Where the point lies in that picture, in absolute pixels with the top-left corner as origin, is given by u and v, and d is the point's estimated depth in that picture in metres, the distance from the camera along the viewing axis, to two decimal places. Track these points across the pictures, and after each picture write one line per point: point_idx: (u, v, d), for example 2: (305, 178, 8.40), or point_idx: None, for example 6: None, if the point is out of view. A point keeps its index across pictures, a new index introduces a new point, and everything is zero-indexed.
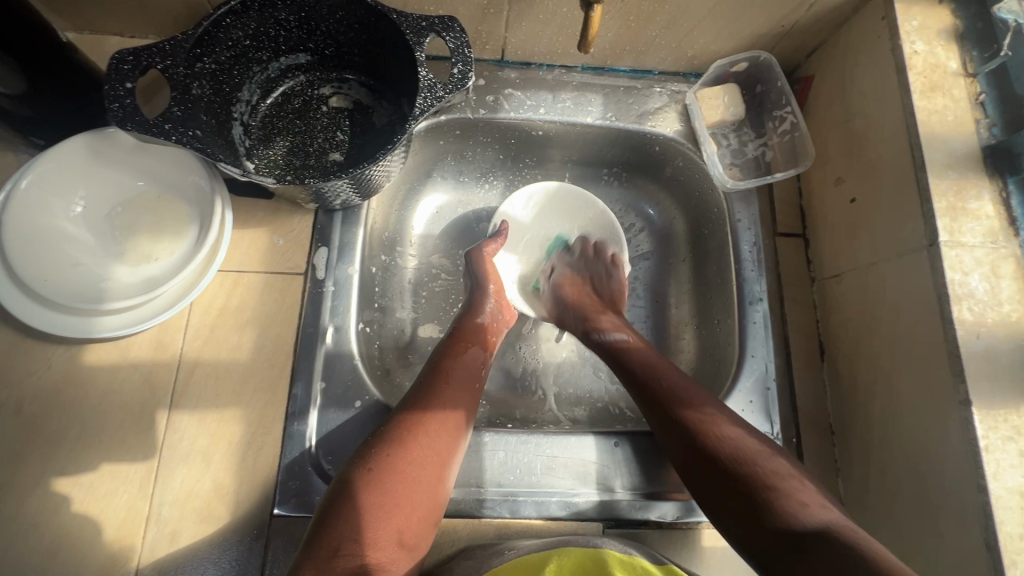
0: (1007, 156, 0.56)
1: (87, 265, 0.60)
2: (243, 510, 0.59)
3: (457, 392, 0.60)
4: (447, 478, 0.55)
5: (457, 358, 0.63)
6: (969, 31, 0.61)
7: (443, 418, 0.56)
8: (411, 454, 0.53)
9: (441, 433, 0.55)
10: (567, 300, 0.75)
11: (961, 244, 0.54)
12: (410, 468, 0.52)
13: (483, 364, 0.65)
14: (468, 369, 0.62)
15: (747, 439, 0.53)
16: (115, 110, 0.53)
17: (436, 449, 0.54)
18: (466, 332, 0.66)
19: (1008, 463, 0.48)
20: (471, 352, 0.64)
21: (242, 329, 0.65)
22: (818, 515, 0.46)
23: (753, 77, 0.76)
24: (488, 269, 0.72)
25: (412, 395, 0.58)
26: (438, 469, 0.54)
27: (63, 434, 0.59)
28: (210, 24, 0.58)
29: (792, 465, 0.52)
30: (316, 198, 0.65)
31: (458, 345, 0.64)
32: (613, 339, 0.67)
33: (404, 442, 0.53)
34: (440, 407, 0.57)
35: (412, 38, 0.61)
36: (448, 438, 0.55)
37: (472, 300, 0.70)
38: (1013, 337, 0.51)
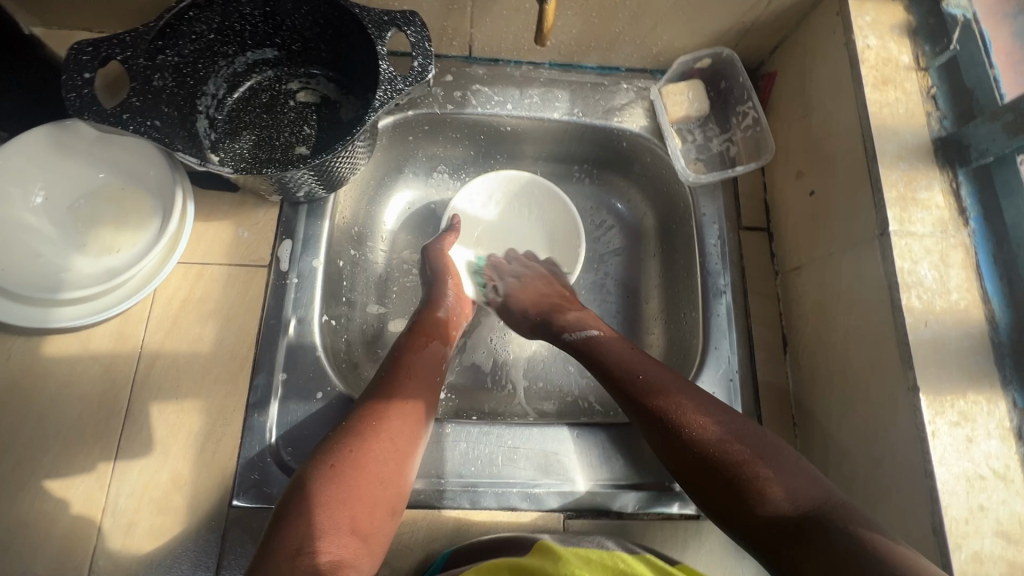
0: (956, 147, 0.57)
1: (47, 256, 0.60)
2: (200, 501, 0.59)
3: (417, 383, 0.60)
4: (408, 469, 0.55)
5: (417, 353, 0.63)
6: (921, 26, 0.62)
7: (405, 409, 0.57)
8: (369, 448, 0.52)
9: (401, 426, 0.56)
10: (522, 301, 0.73)
11: (911, 234, 0.55)
12: (372, 461, 0.52)
13: (444, 358, 0.65)
14: (427, 362, 0.63)
15: (718, 427, 0.52)
16: (73, 99, 0.53)
17: (398, 441, 0.55)
18: (427, 326, 0.66)
19: (954, 448, 0.49)
20: (430, 346, 0.64)
21: (204, 321, 0.65)
22: (803, 495, 0.46)
23: (717, 73, 0.77)
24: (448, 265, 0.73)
25: (372, 390, 0.58)
26: (400, 461, 0.54)
27: (20, 425, 0.59)
28: (172, 17, 0.59)
29: (761, 440, 0.51)
30: (279, 189, 0.65)
31: (416, 339, 0.64)
32: (584, 335, 0.66)
33: (365, 436, 0.53)
34: (400, 400, 0.57)
35: (373, 32, 0.62)
36: (410, 431, 0.56)
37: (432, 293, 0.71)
38: (961, 324, 0.52)
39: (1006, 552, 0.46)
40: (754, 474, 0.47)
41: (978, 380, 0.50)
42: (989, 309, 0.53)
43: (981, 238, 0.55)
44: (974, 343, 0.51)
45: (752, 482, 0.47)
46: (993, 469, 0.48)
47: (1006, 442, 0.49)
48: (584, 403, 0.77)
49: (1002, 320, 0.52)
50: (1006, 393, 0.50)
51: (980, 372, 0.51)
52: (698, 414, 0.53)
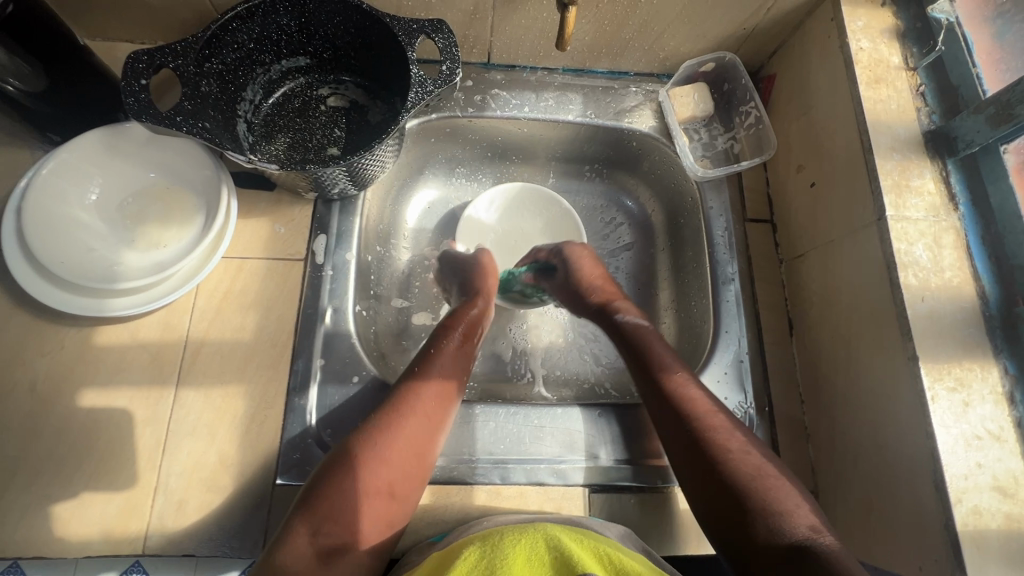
0: (945, 139, 0.62)
1: (100, 250, 0.64)
2: (245, 480, 0.62)
3: (447, 379, 0.62)
4: (427, 466, 0.57)
5: (448, 349, 0.65)
6: (909, 30, 0.68)
7: (432, 410, 0.59)
8: (394, 437, 0.55)
9: (427, 421, 0.58)
10: (584, 277, 0.76)
11: (906, 218, 0.60)
12: (395, 458, 0.54)
13: (471, 358, 0.67)
14: (457, 360, 0.64)
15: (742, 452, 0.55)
16: (131, 103, 0.57)
17: (422, 440, 0.56)
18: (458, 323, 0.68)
19: (951, 411, 0.53)
20: (461, 342, 0.66)
21: (245, 312, 0.69)
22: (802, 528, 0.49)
23: (720, 76, 0.82)
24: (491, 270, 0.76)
25: (406, 382, 0.60)
26: (419, 461, 0.56)
27: (74, 410, 0.63)
28: (219, 27, 0.63)
29: (776, 472, 0.54)
30: (315, 187, 0.69)
31: (446, 334, 0.67)
32: (635, 322, 0.71)
33: (392, 432, 0.55)
34: (432, 399, 0.59)
35: (404, 39, 0.66)
36: (432, 430, 0.58)
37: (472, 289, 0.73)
38: (954, 299, 0.56)
39: (1003, 505, 0.50)
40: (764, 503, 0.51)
41: (972, 350, 0.55)
42: (980, 285, 0.57)
43: (970, 222, 0.60)
44: (968, 316, 0.56)
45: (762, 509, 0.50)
46: (989, 430, 0.52)
47: (1000, 406, 0.53)
48: (601, 389, 0.81)
49: (992, 295, 0.57)
50: (998, 361, 0.55)
51: (974, 342, 0.55)
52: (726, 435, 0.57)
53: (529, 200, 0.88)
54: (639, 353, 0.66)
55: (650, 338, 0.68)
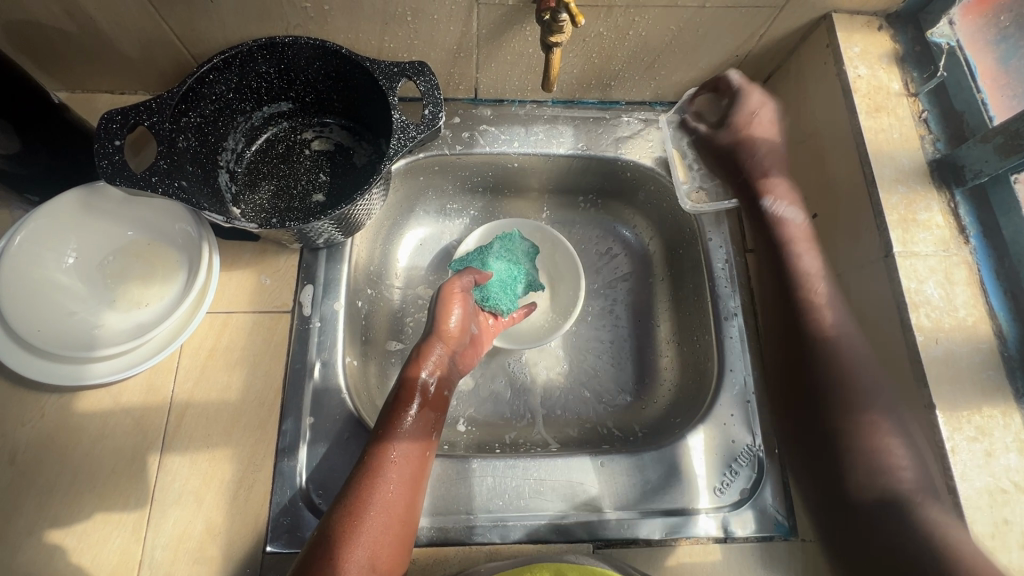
0: (951, 168, 0.59)
1: (79, 314, 0.62)
2: (234, 549, 0.59)
3: (405, 460, 0.57)
4: (408, 526, 0.55)
5: (402, 427, 0.60)
6: (909, 53, 0.65)
7: (402, 469, 0.57)
8: (358, 540, 0.52)
9: (388, 511, 0.54)
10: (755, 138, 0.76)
11: (915, 254, 0.57)
12: (370, 529, 0.53)
13: (439, 404, 0.65)
14: (415, 437, 0.59)
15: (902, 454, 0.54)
16: (105, 166, 0.56)
17: (395, 503, 0.55)
18: (412, 394, 0.63)
19: (973, 463, 0.50)
20: (417, 417, 0.61)
21: (231, 369, 0.66)
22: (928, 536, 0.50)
23: None
24: (449, 317, 0.68)
25: (365, 471, 0.56)
26: (397, 524, 0.54)
27: (55, 482, 0.60)
28: (194, 81, 0.62)
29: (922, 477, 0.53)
30: (299, 238, 0.67)
31: (400, 409, 0.61)
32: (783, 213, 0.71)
33: (361, 505, 0.54)
34: (397, 458, 0.57)
35: (385, 83, 0.64)
36: (405, 491, 0.56)
37: (421, 348, 0.66)
38: (970, 340, 0.54)
39: None
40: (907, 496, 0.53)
41: (992, 395, 0.52)
42: (997, 323, 0.54)
43: (983, 256, 0.57)
44: (985, 357, 0.53)
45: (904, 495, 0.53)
46: (1013, 482, 0.50)
47: None
48: (604, 429, 0.77)
49: (1009, 334, 0.54)
50: (1020, 405, 0.52)
51: (994, 386, 0.52)
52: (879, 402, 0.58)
53: None
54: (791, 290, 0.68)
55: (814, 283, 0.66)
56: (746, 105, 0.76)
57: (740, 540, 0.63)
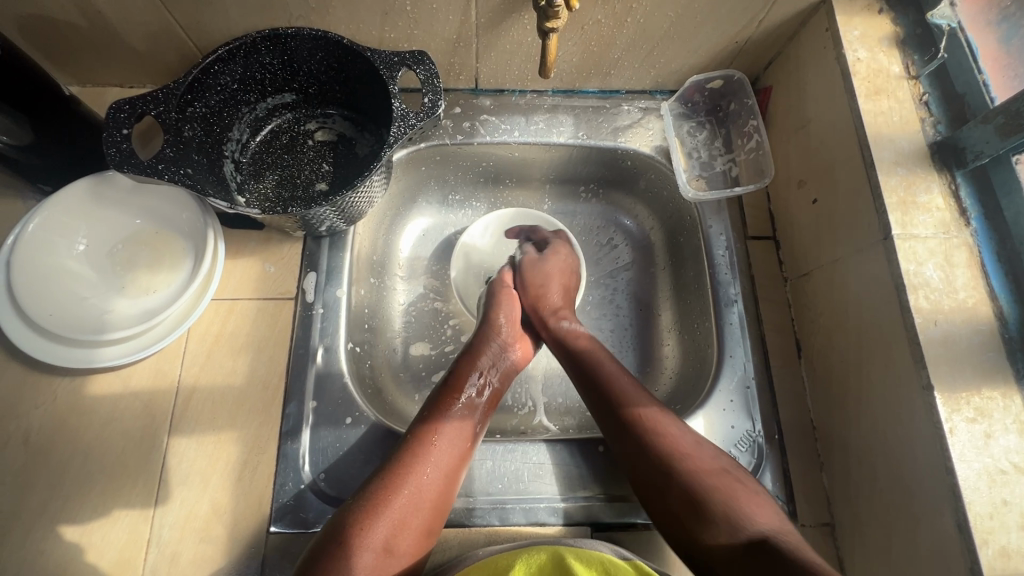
0: (952, 150, 0.59)
1: (89, 300, 0.64)
2: (238, 528, 0.61)
3: (446, 450, 0.59)
4: (438, 513, 0.56)
5: (449, 417, 0.61)
6: (910, 36, 0.65)
7: (449, 455, 0.58)
8: (387, 515, 0.52)
9: (421, 495, 0.55)
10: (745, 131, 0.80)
11: (914, 236, 0.56)
12: (405, 508, 0.53)
13: (494, 395, 0.66)
14: (458, 430, 0.60)
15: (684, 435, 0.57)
16: (113, 154, 0.57)
17: (433, 487, 0.56)
18: (461, 386, 0.64)
19: (972, 444, 0.50)
20: (467, 402, 0.63)
21: (236, 355, 0.68)
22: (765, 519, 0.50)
23: (724, 94, 0.81)
24: (499, 316, 0.71)
25: (407, 451, 0.57)
26: (430, 509, 0.55)
27: (68, 462, 0.62)
28: (199, 72, 0.63)
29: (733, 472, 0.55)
30: (302, 225, 0.68)
31: (450, 398, 0.63)
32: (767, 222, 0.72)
33: (403, 484, 0.55)
34: (447, 443, 0.59)
35: (385, 72, 0.65)
36: (445, 476, 0.57)
37: (477, 343, 0.69)
38: (970, 322, 0.53)
39: None
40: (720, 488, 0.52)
41: (993, 376, 0.51)
42: (997, 305, 0.54)
43: (984, 237, 0.56)
44: (985, 339, 0.53)
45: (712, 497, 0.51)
46: (1014, 463, 0.49)
47: None
48: None
49: (1010, 316, 0.53)
50: None
51: (994, 368, 0.52)
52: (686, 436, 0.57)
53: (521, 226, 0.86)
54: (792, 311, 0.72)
55: (598, 356, 0.66)
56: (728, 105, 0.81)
57: None
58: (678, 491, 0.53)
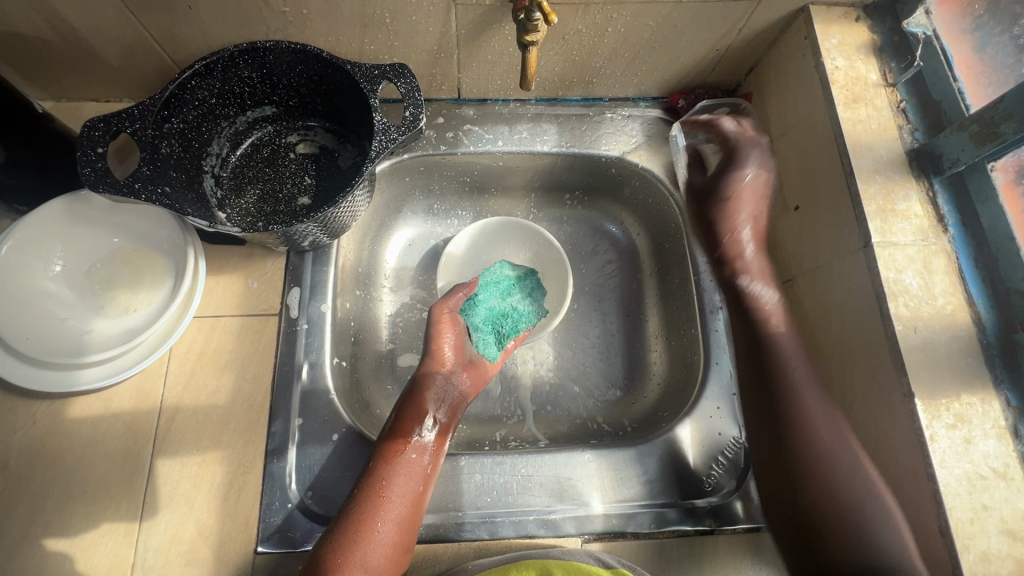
0: (930, 157, 0.60)
1: (69, 321, 0.63)
2: (225, 550, 0.60)
3: (400, 497, 0.57)
4: (406, 546, 0.56)
5: (398, 463, 0.59)
6: (886, 44, 0.65)
7: (405, 492, 0.57)
8: (351, 572, 0.52)
9: (380, 548, 0.54)
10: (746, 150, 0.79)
11: (893, 243, 0.57)
12: (367, 550, 0.53)
13: (444, 430, 0.65)
14: (409, 475, 0.58)
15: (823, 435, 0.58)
16: (88, 173, 0.56)
17: (395, 525, 0.55)
18: (407, 430, 0.62)
19: (953, 450, 0.50)
20: (419, 443, 0.61)
21: (220, 373, 0.67)
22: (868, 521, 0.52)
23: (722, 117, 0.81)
24: (443, 347, 0.70)
25: (360, 504, 0.56)
26: (397, 546, 0.55)
27: (48, 487, 0.61)
28: (176, 87, 0.62)
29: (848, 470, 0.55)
30: (285, 241, 0.68)
31: (400, 438, 0.61)
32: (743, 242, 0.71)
33: (362, 528, 0.54)
34: (400, 482, 0.58)
35: (366, 85, 0.65)
36: (406, 512, 0.57)
37: (424, 378, 0.67)
38: (949, 328, 0.54)
39: (1011, 548, 0.48)
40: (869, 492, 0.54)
41: (971, 382, 0.52)
42: (975, 310, 0.55)
43: (961, 243, 0.57)
44: (964, 345, 0.53)
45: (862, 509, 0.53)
46: (993, 468, 0.50)
47: (1003, 441, 0.51)
48: (594, 424, 0.78)
49: (988, 322, 0.54)
50: (999, 392, 0.52)
51: (973, 373, 0.53)
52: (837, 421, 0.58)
53: (507, 235, 0.86)
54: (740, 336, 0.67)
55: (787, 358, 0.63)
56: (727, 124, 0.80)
57: (729, 531, 0.63)
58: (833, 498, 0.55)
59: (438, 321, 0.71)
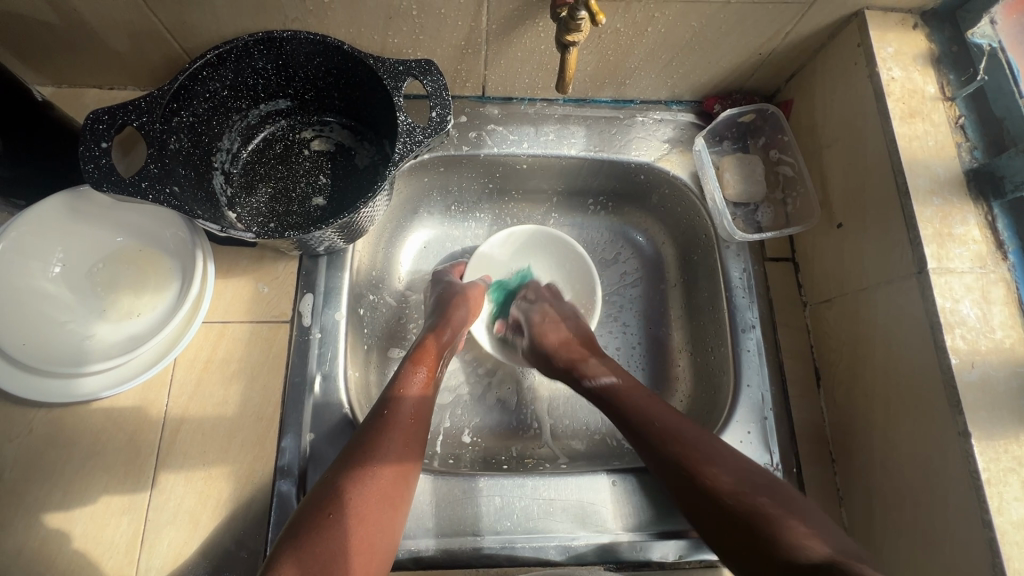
0: (989, 179, 0.56)
1: (68, 325, 0.59)
2: (230, 573, 0.57)
3: (399, 449, 0.55)
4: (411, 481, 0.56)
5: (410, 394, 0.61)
6: (945, 55, 0.61)
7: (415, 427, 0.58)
8: (364, 487, 0.52)
9: (378, 497, 0.52)
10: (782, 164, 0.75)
11: (950, 270, 0.54)
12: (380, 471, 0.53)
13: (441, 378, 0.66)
14: (419, 407, 0.60)
15: (724, 473, 0.52)
16: (91, 171, 0.52)
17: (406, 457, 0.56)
18: (409, 390, 0.61)
19: (1012, 496, 0.47)
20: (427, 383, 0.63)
21: (228, 383, 0.64)
22: (816, 545, 0.45)
23: (754, 128, 0.77)
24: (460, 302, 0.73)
25: (368, 436, 0.56)
26: (403, 476, 0.55)
27: (44, 502, 0.58)
28: (186, 78, 0.58)
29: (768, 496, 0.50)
30: (299, 245, 0.64)
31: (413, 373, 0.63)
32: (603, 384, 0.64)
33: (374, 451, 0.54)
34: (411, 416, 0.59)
35: (389, 82, 0.61)
36: (413, 445, 0.57)
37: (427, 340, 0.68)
38: (1009, 363, 0.51)
39: None
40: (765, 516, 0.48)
41: None
42: None
43: (1022, 272, 0.54)
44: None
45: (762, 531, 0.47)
46: None
47: None
48: (613, 441, 0.75)
49: None
50: None
51: None
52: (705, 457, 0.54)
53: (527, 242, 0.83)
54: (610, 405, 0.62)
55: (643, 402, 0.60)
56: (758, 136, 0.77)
57: None
58: (738, 527, 0.49)
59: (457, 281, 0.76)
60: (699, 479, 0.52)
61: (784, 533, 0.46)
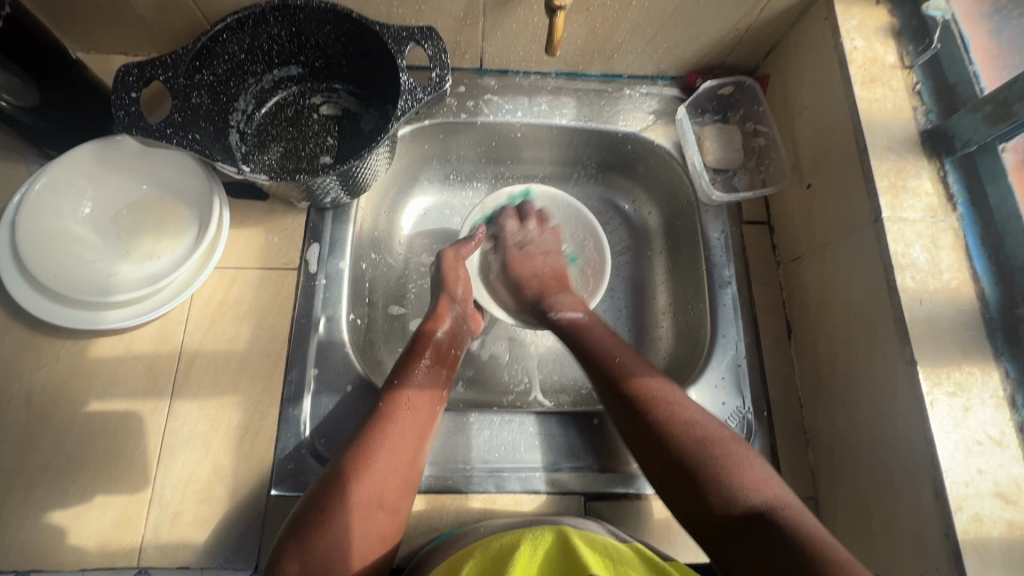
0: (942, 138, 0.61)
1: (96, 264, 0.65)
2: (239, 490, 0.62)
3: (396, 446, 0.57)
4: (416, 466, 0.58)
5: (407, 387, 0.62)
6: (905, 27, 0.67)
7: (415, 417, 0.60)
8: (364, 483, 0.53)
9: (377, 488, 0.54)
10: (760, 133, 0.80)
11: (903, 219, 0.59)
12: (378, 464, 0.55)
13: (444, 367, 0.67)
14: (417, 396, 0.62)
15: (692, 412, 0.57)
16: (122, 116, 0.58)
17: (403, 447, 0.57)
18: (406, 382, 0.62)
19: (952, 416, 0.52)
20: (427, 369, 0.65)
21: (239, 322, 0.69)
22: (762, 494, 0.49)
23: (734, 100, 0.83)
24: (455, 287, 0.74)
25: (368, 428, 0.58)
26: (404, 464, 0.57)
27: (69, 424, 0.63)
28: (208, 39, 0.63)
29: (718, 435, 0.54)
30: (307, 196, 0.69)
31: (410, 366, 0.64)
32: (569, 317, 0.71)
33: (372, 445, 0.56)
34: (408, 404, 0.60)
35: (393, 47, 0.66)
36: (413, 436, 0.58)
37: (422, 334, 0.68)
38: (953, 301, 0.55)
39: (1004, 511, 0.49)
40: (719, 463, 0.52)
41: (973, 353, 0.54)
42: (980, 286, 0.56)
43: (969, 222, 0.59)
44: (967, 318, 0.55)
45: (715, 464, 0.52)
46: (990, 435, 0.52)
47: (1000, 410, 0.52)
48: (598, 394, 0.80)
49: (992, 297, 0.56)
50: (999, 364, 0.54)
51: (974, 345, 0.54)
52: (680, 397, 0.58)
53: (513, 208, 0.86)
54: (578, 345, 0.67)
55: (602, 337, 0.67)
56: (739, 109, 0.83)
57: None
58: (678, 473, 0.53)
59: (445, 261, 0.75)
60: (658, 417, 0.56)
61: (724, 483, 0.50)
